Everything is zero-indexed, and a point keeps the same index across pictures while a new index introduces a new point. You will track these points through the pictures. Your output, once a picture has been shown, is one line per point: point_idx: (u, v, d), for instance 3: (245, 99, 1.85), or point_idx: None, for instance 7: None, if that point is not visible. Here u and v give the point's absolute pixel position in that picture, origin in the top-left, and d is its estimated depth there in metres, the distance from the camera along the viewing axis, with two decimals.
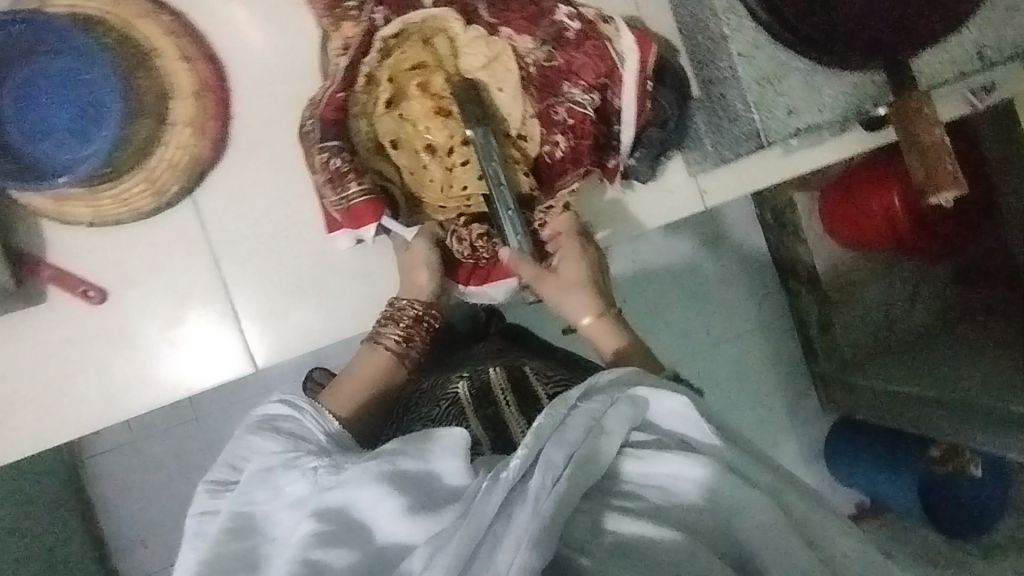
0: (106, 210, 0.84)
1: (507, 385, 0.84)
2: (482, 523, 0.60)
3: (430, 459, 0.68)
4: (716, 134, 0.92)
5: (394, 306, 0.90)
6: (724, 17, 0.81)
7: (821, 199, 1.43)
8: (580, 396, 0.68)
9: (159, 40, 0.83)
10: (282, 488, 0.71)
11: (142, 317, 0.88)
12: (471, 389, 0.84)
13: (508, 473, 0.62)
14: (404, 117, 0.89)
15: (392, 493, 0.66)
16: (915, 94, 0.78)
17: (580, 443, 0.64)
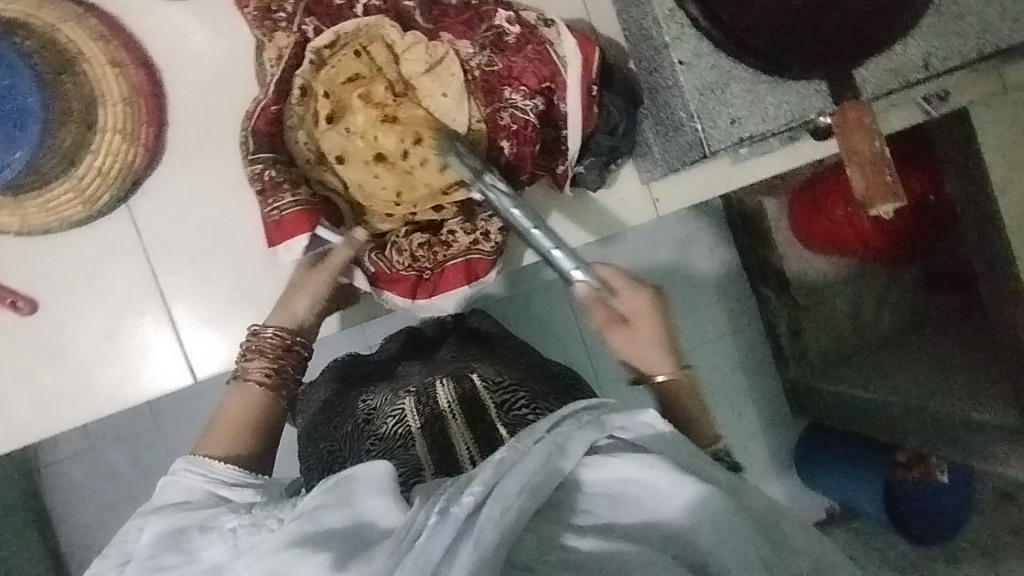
0: (33, 218, 0.81)
1: (455, 399, 0.75)
2: (429, 563, 0.49)
3: (355, 504, 0.56)
4: (666, 142, 0.89)
5: (262, 334, 0.81)
6: (665, 25, 0.79)
7: (791, 202, 1.40)
8: (549, 427, 0.58)
9: (86, 44, 0.81)
10: (194, 553, 0.59)
11: (74, 328, 0.85)
12: (417, 405, 0.75)
13: (459, 507, 0.51)
14: (351, 131, 0.86)
15: (317, 551, 0.54)
16: (854, 105, 0.77)
17: (542, 468, 0.54)
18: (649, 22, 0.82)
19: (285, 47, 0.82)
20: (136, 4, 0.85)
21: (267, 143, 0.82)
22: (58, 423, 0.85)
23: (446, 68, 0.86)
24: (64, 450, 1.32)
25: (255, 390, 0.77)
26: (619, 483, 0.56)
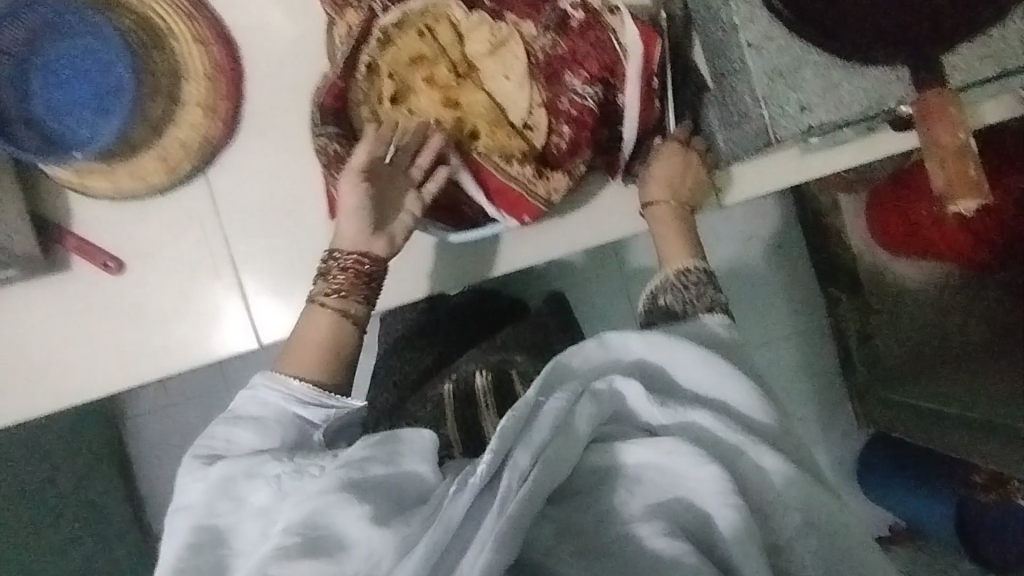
0: (121, 182, 0.87)
1: (488, 389, 0.99)
2: (452, 523, 0.61)
3: (398, 463, 0.67)
4: (732, 131, 0.87)
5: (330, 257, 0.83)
6: (734, 5, 0.76)
7: (868, 201, 1.36)
8: (541, 394, 0.66)
9: (173, 21, 0.86)
10: (245, 497, 0.69)
11: (156, 288, 0.91)
12: (454, 392, 1.01)
13: (475, 478, 0.62)
14: (413, 113, 0.87)
15: (356, 501, 0.64)
16: (939, 92, 0.72)
17: (551, 439, 0.63)
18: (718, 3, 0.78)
19: (351, 24, 0.84)
20: None
21: (332, 119, 0.85)
22: (136, 376, 0.91)
23: (509, 49, 0.87)
24: (149, 402, 1.43)
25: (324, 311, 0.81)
26: (642, 460, 0.66)
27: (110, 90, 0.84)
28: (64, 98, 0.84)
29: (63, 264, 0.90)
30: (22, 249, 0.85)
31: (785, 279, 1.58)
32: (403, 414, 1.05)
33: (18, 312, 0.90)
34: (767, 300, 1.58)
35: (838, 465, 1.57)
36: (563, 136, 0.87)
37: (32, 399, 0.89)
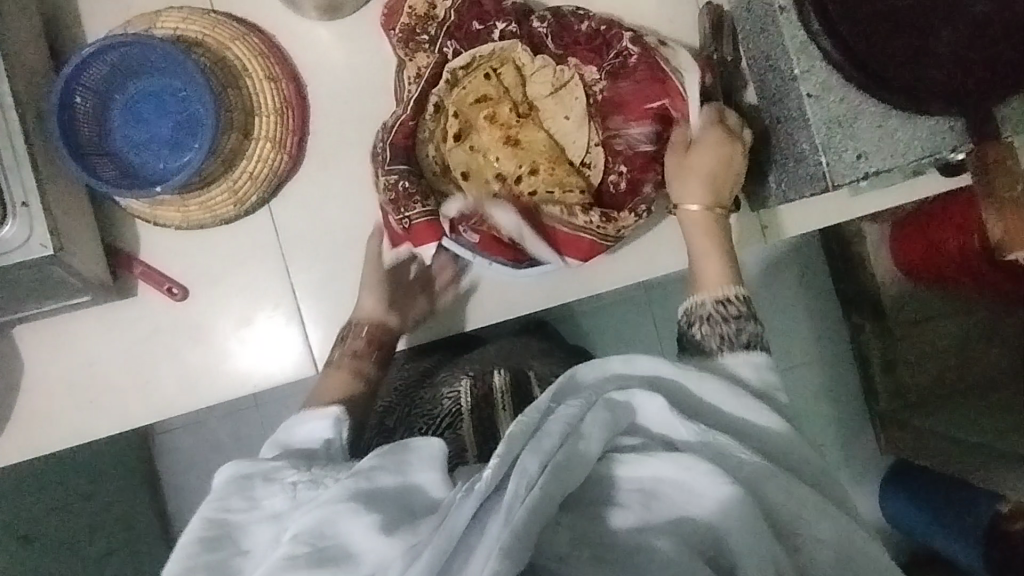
0: (193, 215, 0.91)
1: (507, 389, 0.94)
2: (455, 533, 0.56)
3: (407, 472, 0.66)
4: (783, 171, 0.91)
5: (352, 327, 0.90)
6: (794, 57, 0.81)
7: (892, 231, 1.42)
8: (554, 399, 0.64)
9: (250, 61, 0.91)
10: (257, 501, 0.67)
11: (218, 315, 0.93)
12: (471, 390, 0.94)
13: (481, 484, 0.57)
14: (475, 149, 0.92)
15: (368, 508, 0.62)
16: (998, 145, 0.75)
17: (559, 450, 0.60)
18: (779, 53, 0.83)
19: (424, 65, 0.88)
20: (288, 22, 0.93)
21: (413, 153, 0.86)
22: (196, 400, 0.93)
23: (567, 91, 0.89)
24: (176, 421, 1.43)
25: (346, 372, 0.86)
26: (653, 472, 0.63)
27: (182, 123, 0.91)
28: (142, 135, 0.90)
29: (131, 289, 0.92)
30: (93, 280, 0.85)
31: (809, 309, 1.56)
32: (411, 410, 0.96)
33: (84, 336, 0.92)
34: (798, 324, 1.56)
35: (862, 494, 1.57)
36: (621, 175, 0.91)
37: (97, 420, 0.91)
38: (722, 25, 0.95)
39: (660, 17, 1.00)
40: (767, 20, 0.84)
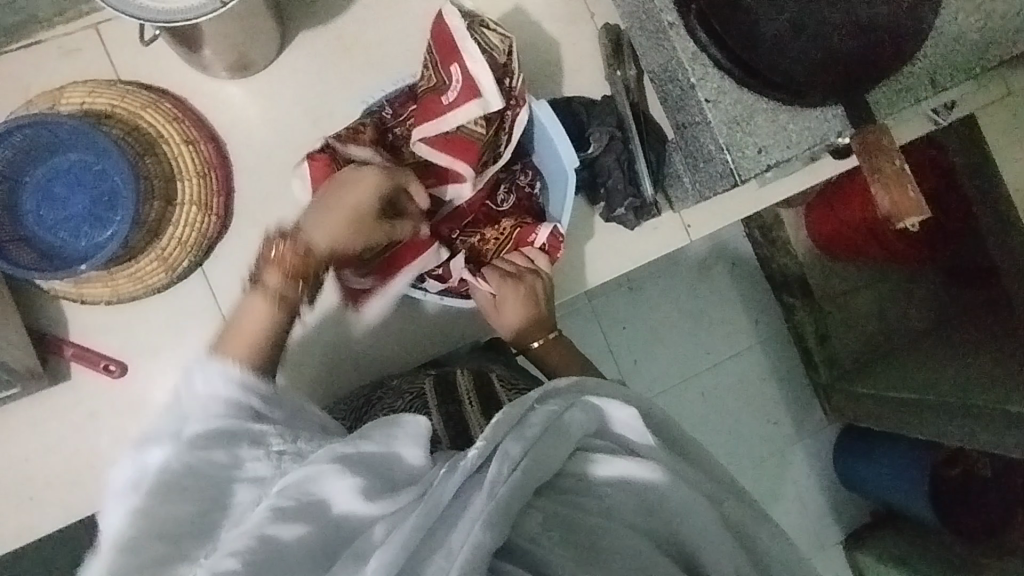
0: (122, 288, 0.89)
1: (472, 388, 0.87)
2: (439, 505, 0.59)
3: (393, 445, 0.66)
4: (696, 172, 0.97)
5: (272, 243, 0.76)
6: (689, 67, 0.87)
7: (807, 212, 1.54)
8: (537, 399, 0.66)
9: (165, 126, 0.91)
10: (237, 459, 0.66)
11: (160, 386, 0.90)
12: (436, 385, 0.87)
13: (466, 461, 0.61)
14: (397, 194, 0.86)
15: (353, 474, 0.62)
16: (874, 128, 0.83)
17: (543, 436, 0.63)
18: (675, 64, 0.90)
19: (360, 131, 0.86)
20: (198, 83, 0.93)
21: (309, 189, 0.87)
22: None
23: (481, 164, 0.89)
24: None
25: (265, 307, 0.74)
26: (613, 473, 0.65)
27: (100, 198, 0.88)
28: (57, 216, 0.88)
29: (63, 374, 0.88)
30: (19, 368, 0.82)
31: (744, 295, 1.63)
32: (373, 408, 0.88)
33: (19, 429, 0.87)
34: (734, 309, 1.62)
35: (818, 464, 1.64)
36: (506, 203, 0.96)
37: (43, 513, 0.87)
38: (620, 42, 1.02)
39: (564, 42, 1.06)
40: (660, 36, 0.91)
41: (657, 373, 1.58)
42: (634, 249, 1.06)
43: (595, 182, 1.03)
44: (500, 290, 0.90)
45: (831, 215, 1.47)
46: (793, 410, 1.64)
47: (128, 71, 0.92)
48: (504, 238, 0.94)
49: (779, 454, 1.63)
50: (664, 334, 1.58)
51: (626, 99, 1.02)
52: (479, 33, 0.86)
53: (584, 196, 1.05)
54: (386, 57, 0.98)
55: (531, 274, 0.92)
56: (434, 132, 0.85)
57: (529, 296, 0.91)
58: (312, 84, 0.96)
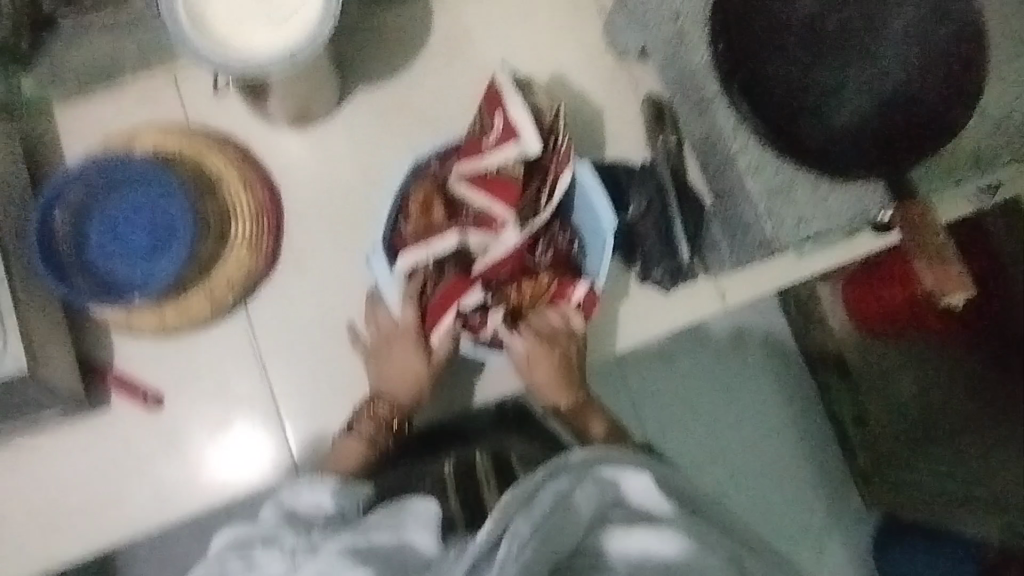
0: (168, 320, 0.92)
1: (492, 465, 0.96)
2: None
3: (403, 531, 0.67)
4: (733, 240, 0.98)
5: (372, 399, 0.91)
6: (734, 135, 0.90)
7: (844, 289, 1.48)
8: (546, 475, 0.67)
9: (226, 170, 0.96)
10: (255, 564, 0.67)
11: (191, 422, 0.93)
12: (456, 470, 0.94)
13: (475, 544, 0.61)
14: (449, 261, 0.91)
15: (363, 563, 0.63)
16: (915, 202, 0.84)
17: (552, 513, 0.64)
18: (716, 135, 0.92)
19: (413, 196, 0.89)
20: (261, 133, 0.99)
21: (384, 258, 0.88)
22: (172, 510, 0.91)
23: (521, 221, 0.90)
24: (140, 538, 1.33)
25: (359, 437, 0.90)
26: (627, 547, 0.67)
27: (159, 233, 0.91)
28: (117, 247, 0.91)
29: (103, 402, 0.91)
30: (64, 391, 0.84)
31: (777, 369, 1.60)
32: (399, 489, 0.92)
33: (56, 453, 0.90)
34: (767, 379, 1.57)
35: (854, 555, 1.55)
36: (545, 257, 0.95)
37: (68, 540, 0.89)
38: (661, 113, 1.08)
39: (607, 111, 1.10)
40: (701, 107, 0.94)
41: (685, 444, 1.54)
42: (667, 313, 1.07)
43: (632, 245, 1.04)
44: (533, 350, 0.90)
45: (873, 298, 1.40)
46: (827, 493, 1.57)
47: (198, 119, 0.98)
48: (540, 292, 0.94)
49: (812, 541, 1.54)
50: (693, 404, 1.55)
51: (665, 165, 1.05)
52: (529, 99, 0.93)
53: (620, 257, 1.06)
54: (438, 119, 1.04)
55: (567, 335, 0.92)
56: (473, 171, 0.88)
57: (564, 357, 0.92)
58: (367, 138, 1.01)
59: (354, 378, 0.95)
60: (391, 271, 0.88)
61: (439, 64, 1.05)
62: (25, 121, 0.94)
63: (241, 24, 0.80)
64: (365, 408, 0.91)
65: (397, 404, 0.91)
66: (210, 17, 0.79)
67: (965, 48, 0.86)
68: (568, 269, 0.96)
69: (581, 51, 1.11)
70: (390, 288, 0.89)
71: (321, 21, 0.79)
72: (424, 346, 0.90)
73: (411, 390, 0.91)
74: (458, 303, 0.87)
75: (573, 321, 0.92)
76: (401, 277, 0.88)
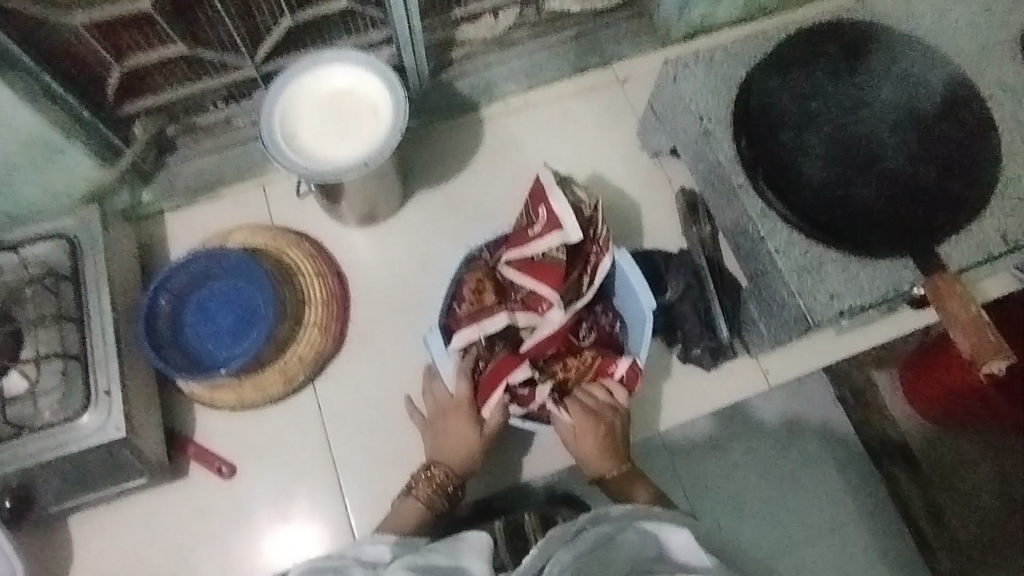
0: (246, 395, 1.02)
1: (540, 527, 0.90)
2: None
3: (458, 557, 0.69)
4: (770, 318, 1.01)
5: (427, 467, 0.93)
6: (759, 221, 0.97)
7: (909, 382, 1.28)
8: (590, 522, 0.72)
9: (303, 262, 1.08)
10: None
11: (258, 493, 1.00)
12: (506, 524, 0.90)
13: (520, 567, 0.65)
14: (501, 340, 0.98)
15: None
16: (946, 278, 0.89)
17: (592, 552, 0.67)
18: (745, 220, 0.99)
19: (467, 279, 0.98)
20: (334, 229, 1.13)
21: (440, 338, 0.97)
22: None
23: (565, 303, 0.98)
24: None
25: (414, 504, 0.90)
26: None
27: (244, 317, 1.03)
28: (208, 329, 1.03)
29: (184, 470, 1.00)
30: (151, 458, 0.93)
31: None
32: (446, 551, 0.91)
33: (139, 517, 0.98)
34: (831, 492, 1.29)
35: None
36: (588, 336, 1.02)
37: None
38: (695, 203, 1.15)
39: (643, 203, 1.20)
40: (730, 196, 1.02)
41: None
42: (710, 391, 1.09)
43: (672, 325, 1.08)
44: (579, 423, 0.94)
45: (936, 382, 1.23)
46: None
47: (281, 219, 1.13)
48: (585, 368, 1.00)
49: None
50: None
51: (700, 251, 1.11)
52: (571, 191, 1.00)
53: (662, 337, 1.10)
54: (489, 214, 1.16)
55: (612, 410, 0.96)
56: (521, 257, 0.95)
57: (610, 430, 0.95)
58: (425, 234, 1.14)
59: (411, 451, 1.02)
60: (446, 349, 0.97)
61: (490, 167, 1.19)
62: (140, 224, 1.11)
63: (322, 138, 0.95)
64: (419, 476, 0.92)
65: (452, 473, 0.92)
66: (296, 134, 0.95)
67: (968, 143, 0.96)
68: (610, 349, 1.03)
69: (617, 151, 1.23)
70: (446, 364, 0.97)
71: (393, 128, 0.94)
72: (476, 417, 0.94)
73: (465, 459, 0.93)
74: (506, 379, 0.93)
75: (617, 397, 0.97)
76: (456, 354, 0.96)
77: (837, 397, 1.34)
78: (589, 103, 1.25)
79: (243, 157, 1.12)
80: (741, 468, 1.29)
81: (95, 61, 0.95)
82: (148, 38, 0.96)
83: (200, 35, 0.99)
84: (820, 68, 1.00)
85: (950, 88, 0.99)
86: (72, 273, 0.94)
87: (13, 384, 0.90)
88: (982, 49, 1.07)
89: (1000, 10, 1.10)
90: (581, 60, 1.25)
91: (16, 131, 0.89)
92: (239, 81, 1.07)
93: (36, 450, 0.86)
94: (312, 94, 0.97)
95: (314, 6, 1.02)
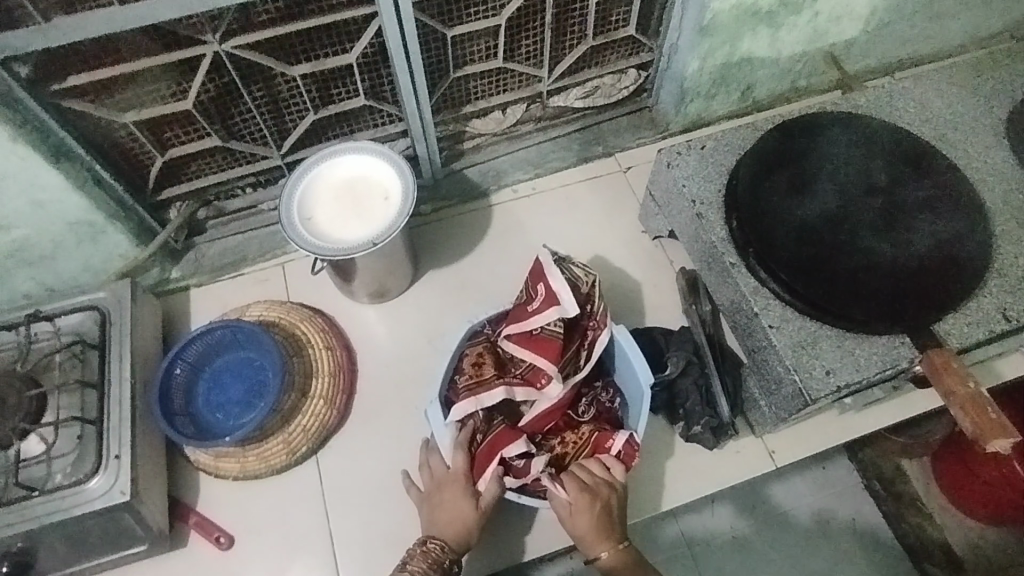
0: (249, 465, 1.04)
1: None
2: None
3: None
4: (770, 395, 1.01)
5: (422, 541, 0.90)
6: (753, 298, 0.99)
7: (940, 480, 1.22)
8: None
9: (314, 335, 1.13)
10: None
11: (255, 567, 1.00)
12: None
13: None
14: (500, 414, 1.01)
15: None
16: (938, 352, 0.90)
17: None
18: (740, 297, 1.01)
19: (468, 353, 1.02)
20: (346, 305, 1.19)
21: (440, 410, 1.00)
22: None
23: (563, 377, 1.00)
24: None
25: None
26: None
27: (254, 388, 1.07)
28: (219, 400, 1.07)
29: (183, 540, 1.01)
30: (151, 525, 0.95)
31: None
32: None
33: None
34: None
35: None
36: (587, 411, 1.05)
37: None
38: (695, 283, 1.16)
39: (645, 282, 1.24)
40: (724, 274, 1.04)
41: None
42: (714, 471, 1.07)
43: (673, 403, 1.07)
44: (575, 499, 0.90)
45: (964, 472, 1.15)
46: None
47: (297, 295, 1.19)
48: (582, 442, 1.00)
49: None
50: None
51: (701, 330, 1.11)
52: (568, 268, 1.01)
53: (664, 415, 1.10)
54: (494, 291, 1.21)
55: (610, 483, 0.93)
56: (521, 331, 0.98)
57: (608, 505, 0.91)
58: (433, 311, 1.19)
59: (409, 527, 1.02)
60: (444, 421, 0.99)
61: (496, 250, 1.25)
62: (166, 298, 1.18)
63: (335, 220, 1.03)
64: (414, 552, 0.90)
65: (445, 547, 0.89)
66: (312, 218, 1.03)
67: (955, 224, 0.99)
68: (609, 424, 1.04)
69: (620, 234, 1.28)
70: (444, 437, 0.98)
71: (401, 210, 1.01)
72: (474, 491, 0.93)
73: (461, 536, 0.90)
74: (502, 452, 0.94)
75: (616, 470, 0.94)
76: (454, 426, 0.97)
77: (865, 485, 1.27)
78: (591, 189, 1.32)
79: (265, 238, 1.22)
80: (759, 558, 1.22)
81: (141, 155, 1.07)
82: (188, 132, 1.08)
83: (233, 129, 1.10)
84: (806, 154, 1.05)
85: (934, 174, 1.04)
86: (99, 341, 1.00)
87: (30, 447, 0.94)
88: (967, 137, 1.12)
89: (979, 103, 1.16)
90: (584, 150, 1.34)
91: (65, 212, 0.99)
92: (266, 168, 1.18)
93: (42, 512, 0.88)
94: (329, 181, 1.06)
95: (336, 104, 1.14)
